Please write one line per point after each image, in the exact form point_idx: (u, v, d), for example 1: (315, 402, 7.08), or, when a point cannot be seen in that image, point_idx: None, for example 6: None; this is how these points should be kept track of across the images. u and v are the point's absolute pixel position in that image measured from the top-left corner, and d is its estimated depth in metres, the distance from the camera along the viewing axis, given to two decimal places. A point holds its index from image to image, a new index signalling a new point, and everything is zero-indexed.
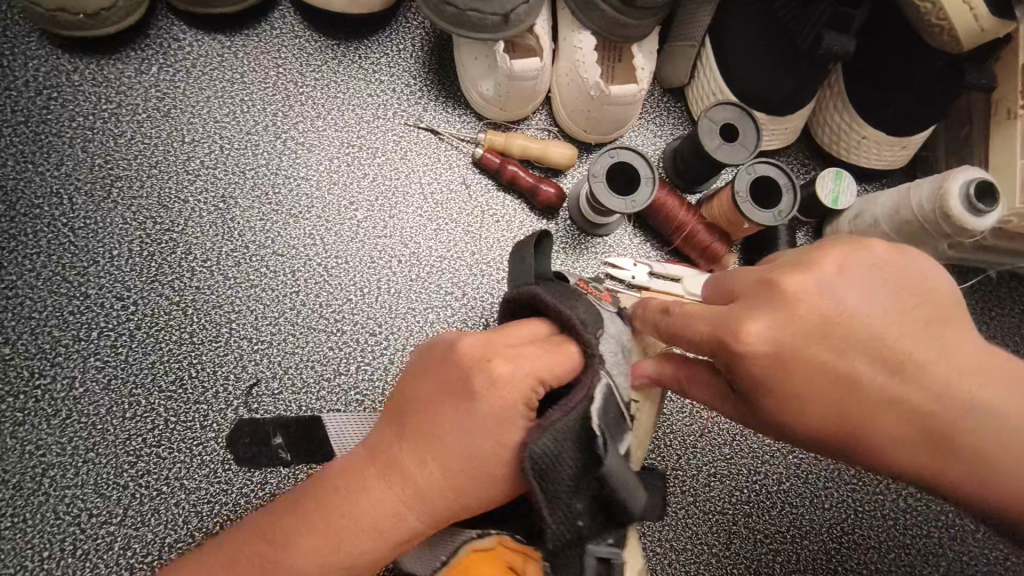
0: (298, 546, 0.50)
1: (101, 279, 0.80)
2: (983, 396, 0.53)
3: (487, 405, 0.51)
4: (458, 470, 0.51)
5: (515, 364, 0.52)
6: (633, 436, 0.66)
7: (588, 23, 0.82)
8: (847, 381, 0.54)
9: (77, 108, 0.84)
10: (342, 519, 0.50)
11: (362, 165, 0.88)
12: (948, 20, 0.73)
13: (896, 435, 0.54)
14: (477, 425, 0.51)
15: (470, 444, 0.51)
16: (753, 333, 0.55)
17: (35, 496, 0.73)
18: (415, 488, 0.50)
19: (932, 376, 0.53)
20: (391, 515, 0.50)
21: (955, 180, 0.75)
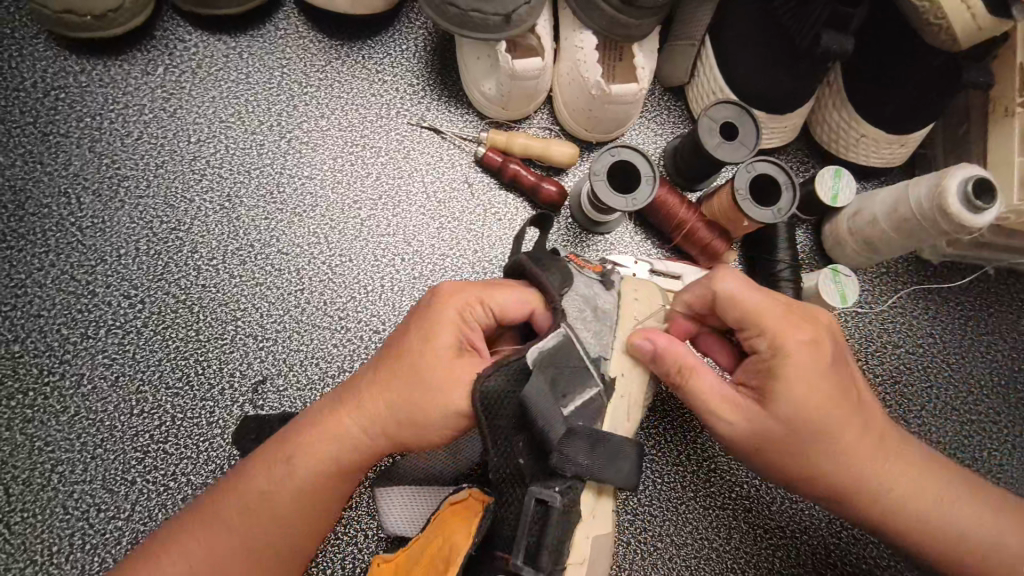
0: (263, 459, 0.62)
1: (108, 278, 0.81)
2: (907, 451, 0.66)
3: (425, 322, 0.63)
4: (418, 379, 0.60)
5: (452, 292, 0.65)
6: (624, 401, 0.69)
7: (589, 22, 0.82)
8: (848, 412, 0.62)
9: (84, 108, 0.85)
10: (304, 431, 0.63)
11: (366, 165, 0.89)
12: (946, 20, 0.74)
13: (855, 466, 0.63)
14: (415, 339, 0.62)
15: (408, 355, 0.62)
16: (806, 348, 0.62)
17: (44, 491, 0.74)
18: (384, 396, 0.61)
19: (880, 426, 0.65)
20: (340, 422, 0.62)
21: (954, 178, 0.76)
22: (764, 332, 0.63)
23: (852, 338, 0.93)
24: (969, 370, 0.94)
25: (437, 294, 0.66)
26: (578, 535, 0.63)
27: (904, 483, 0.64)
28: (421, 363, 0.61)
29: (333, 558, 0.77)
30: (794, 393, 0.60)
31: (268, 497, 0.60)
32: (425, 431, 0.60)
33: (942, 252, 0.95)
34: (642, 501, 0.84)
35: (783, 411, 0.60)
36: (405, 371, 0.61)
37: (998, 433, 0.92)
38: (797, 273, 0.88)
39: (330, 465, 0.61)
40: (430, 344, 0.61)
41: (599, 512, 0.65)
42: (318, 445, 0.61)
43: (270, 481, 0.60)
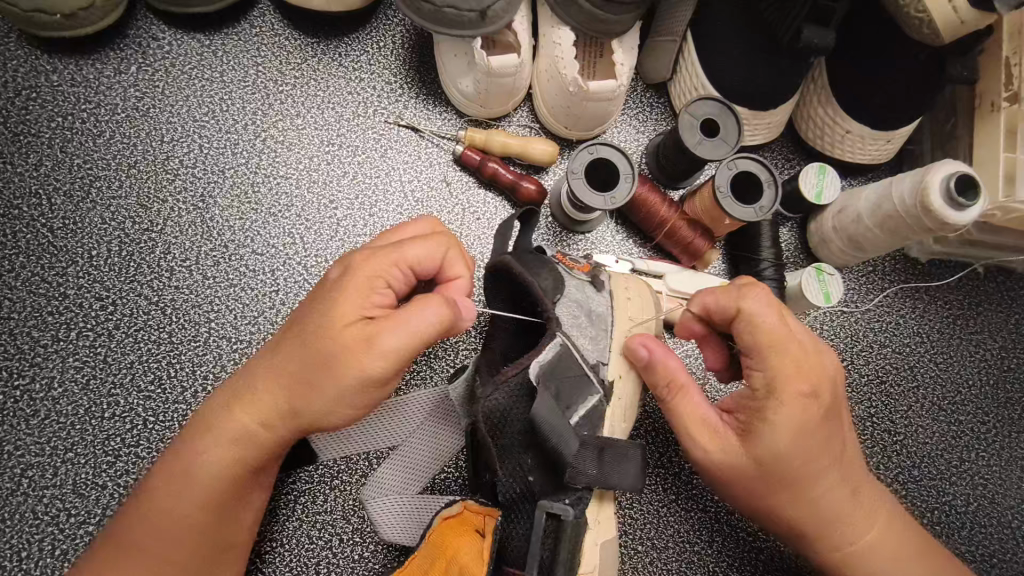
0: (165, 464, 0.61)
1: (80, 280, 0.80)
2: (869, 497, 0.64)
3: (326, 292, 0.60)
4: (318, 361, 0.56)
5: (355, 257, 0.61)
6: (620, 407, 0.69)
7: (567, 19, 0.81)
8: (823, 454, 0.61)
9: (55, 108, 0.84)
10: (200, 427, 0.61)
11: (342, 164, 0.88)
12: (926, 13, 0.73)
13: (814, 504, 0.61)
14: (314, 312, 0.59)
15: (305, 330, 0.58)
16: (797, 388, 0.59)
17: (13, 496, 0.73)
18: (285, 381, 0.58)
19: (851, 472, 0.63)
20: (230, 412, 0.60)
21: (937, 173, 0.75)
22: (768, 371, 0.60)
23: (838, 337, 0.92)
24: (957, 369, 0.93)
25: (343, 260, 0.62)
26: (587, 545, 0.63)
27: (869, 539, 0.64)
28: (318, 338, 0.57)
29: (309, 563, 0.76)
30: (781, 436, 0.59)
31: (170, 505, 0.59)
32: (330, 409, 0.57)
33: (930, 250, 0.94)
34: (624, 504, 0.82)
35: (765, 451, 0.59)
36: (301, 347, 0.58)
37: (986, 433, 0.91)
38: (782, 272, 0.86)
39: (228, 460, 0.59)
40: (326, 314, 0.58)
41: (602, 519, 0.65)
42: (210, 441, 0.59)
43: (169, 485, 0.59)
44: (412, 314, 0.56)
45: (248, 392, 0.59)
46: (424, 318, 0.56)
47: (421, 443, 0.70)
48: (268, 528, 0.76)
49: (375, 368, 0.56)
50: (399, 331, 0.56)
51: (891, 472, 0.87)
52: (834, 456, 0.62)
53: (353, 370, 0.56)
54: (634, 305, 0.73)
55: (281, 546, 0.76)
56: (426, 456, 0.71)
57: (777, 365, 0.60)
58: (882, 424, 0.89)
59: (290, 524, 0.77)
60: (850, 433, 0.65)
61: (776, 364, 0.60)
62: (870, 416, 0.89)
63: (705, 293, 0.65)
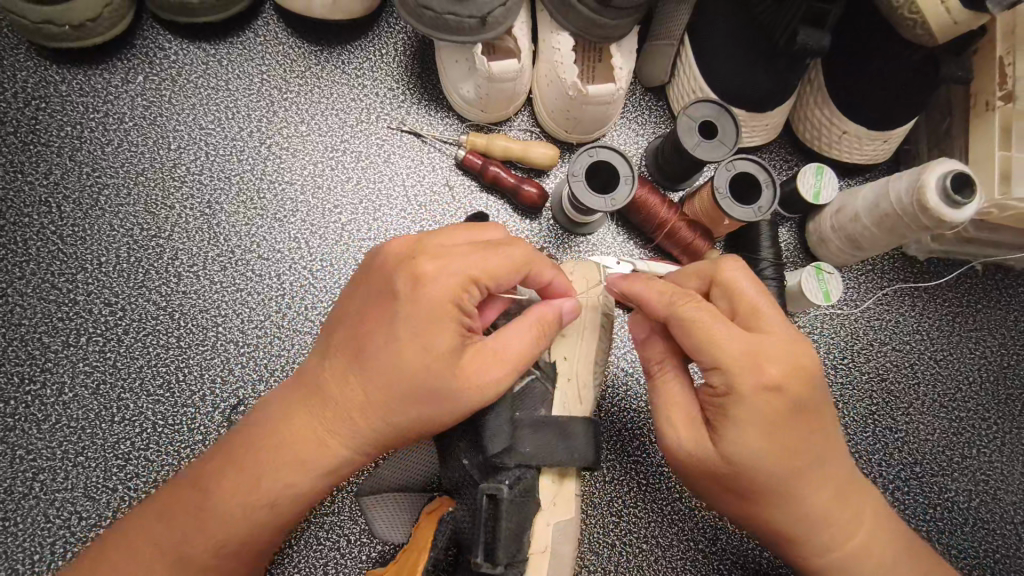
0: (223, 485, 0.59)
1: (89, 286, 0.82)
2: (853, 495, 0.64)
3: (418, 310, 0.57)
4: (391, 370, 0.57)
5: (439, 275, 0.58)
6: (567, 390, 0.74)
7: (567, 24, 0.82)
8: (802, 454, 0.59)
9: (64, 118, 0.86)
10: (270, 452, 0.59)
11: (346, 169, 0.89)
12: (920, 15, 0.74)
13: (795, 507, 0.61)
14: (410, 338, 0.57)
15: (395, 356, 0.57)
16: (761, 384, 0.57)
17: (25, 500, 0.74)
18: (354, 390, 0.59)
19: (835, 471, 0.62)
20: (316, 440, 0.59)
21: (933, 173, 0.75)
22: (723, 366, 0.58)
23: (838, 336, 0.92)
24: (957, 366, 0.93)
25: (421, 273, 0.59)
26: (539, 524, 0.68)
27: (853, 536, 0.63)
28: (423, 370, 0.57)
29: (316, 563, 0.78)
30: (752, 434, 0.58)
31: (241, 530, 0.58)
32: (426, 428, 0.59)
33: (927, 248, 0.94)
34: (626, 502, 0.83)
35: (739, 453, 0.58)
36: (399, 379, 0.57)
37: (987, 429, 0.91)
38: (781, 271, 0.87)
39: (311, 487, 0.60)
40: (427, 346, 0.57)
41: (560, 499, 0.70)
42: (292, 469, 0.59)
43: (244, 512, 0.58)
44: (513, 337, 0.61)
45: (335, 427, 0.59)
46: (528, 345, 0.62)
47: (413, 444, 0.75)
48: None
49: (488, 393, 0.59)
50: (508, 359, 0.60)
51: (893, 469, 0.88)
52: (815, 453, 0.60)
53: (465, 397, 0.58)
54: (576, 280, 0.80)
55: (290, 547, 0.78)
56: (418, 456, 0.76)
57: (744, 362, 0.58)
58: (884, 422, 0.90)
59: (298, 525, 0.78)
60: (834, 425, 0.63)
61: (745, 360, 0.58)
62: (871, 414, 0.90)
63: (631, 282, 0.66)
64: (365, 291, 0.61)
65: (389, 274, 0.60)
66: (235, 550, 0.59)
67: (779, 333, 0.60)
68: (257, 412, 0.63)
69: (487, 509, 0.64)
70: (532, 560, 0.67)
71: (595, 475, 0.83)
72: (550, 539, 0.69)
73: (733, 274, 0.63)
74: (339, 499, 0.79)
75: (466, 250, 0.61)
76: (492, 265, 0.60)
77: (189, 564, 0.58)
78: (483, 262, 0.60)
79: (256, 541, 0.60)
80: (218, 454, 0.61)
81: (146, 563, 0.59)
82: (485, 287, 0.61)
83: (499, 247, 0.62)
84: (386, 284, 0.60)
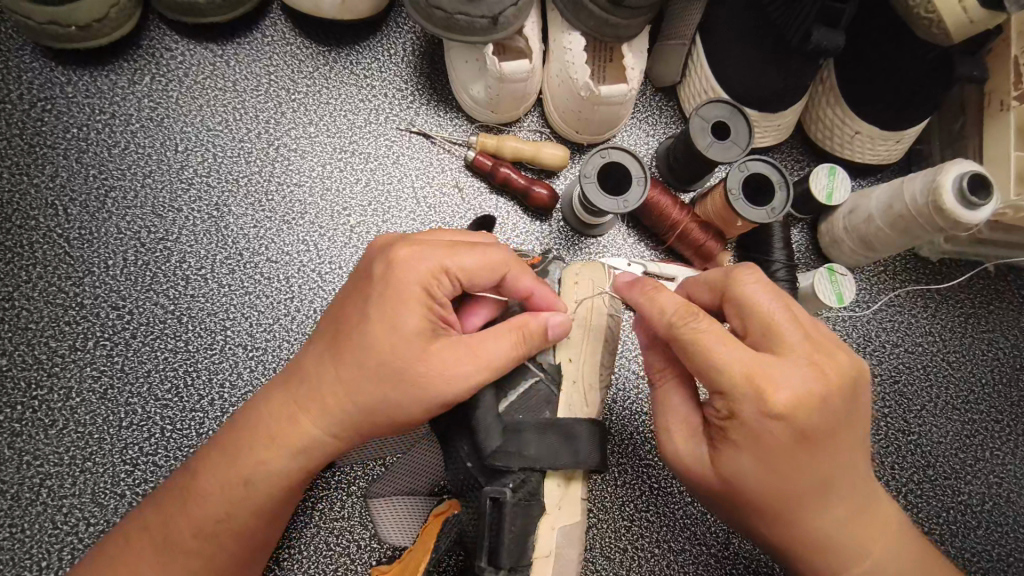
0: (208, 464, 0.61)
1: (96, 289, 0.81)
2: (872, 528, 0.59)
3: (387, 292, 0.58)
4: (359, 357, 0.57)
5: (409, 261, 0.60)
6: (574, 390, 0.73)
7: (578, 24, 0.81)
8: (809, 482, 0.56)
9: (70, 119, 0.85)
10: (250, 435, 0.61)
11: (355, 171, 0.88)
12: (937, 13, 0.74)
13: (800, 534, 0.58)
14: (377, 320, 0.58)
15: (361, 339, 0.58)
16: (762, 410, 0.54)
17: (33, 506, 0.74)
18: (324, 378, 0.59)
19: (851, 501, 0.58)
20: (289, 422, 0.60)
21: (949, 174, 0.75)
22: (721, 387, 0.55)
23: (850, 337, 0.92)
24: (969, 368, 0.93)
25: (393, 259, 0.60)
26: (543, 528, 0.68)
27: (870, 566, 0.59)
28: (386, 351, 0.57)
29: (326, 569, 0.77)
30: (747, 456, 0.55)
31: (219, 511, 0.60)
32: (394, 417, 0.58)
33: (940, 249, 0.94)
34: (638, 507, 0.82)
35: (731, 473, 0.56)
36: (364, 361, 0.57)
37: (1000, 432, 0.91)
38: (793, 273, 0.87)
39: (285, 471, 0.60)
40: (391, 327, 0.57)
41: (565, 503, 0.69)
42: (267, 450, 0.60)
43: (223, 491, 0.60)
44: (488, 336, 0.60)
45: (309, 416, 0.59)
46: (500, 342, 0.60)
47: (428, 450, 0.75)
48: (288, 533, 0.77)
49: (452, 385, 0.57)
50: (476, 352, 0.59)
51: (906, 472, 0.88)
52: (825, 479, 0.56)
53: (427, 385, 0.57)
54: (584, 282, 0.78)
55: (299, 553, 0.77)
56: (430, 462, 0.76)
57: (744, 386, 0.54)
58: (896, 424, 0.89)
59: (308, 530, 0.77)
60: (856, 450, 0.58)
61: (745, 384, 0.54)
62: (884, 416, 0.89)
63: (637, 291, 0.63)
64: (348, 283, 0.63)
65: (368, 264, 0.62)
66: (217, 533, 0.60)
67: (790, 355, 0.55)
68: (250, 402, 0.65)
69: (491, 512, 0.64)
70: (538, 563, 0.67)
71: (607, 479, 0.83)
72: (554, 542, 0.68)
73: (745, 289, 0.58)
74: (348, 504, 0.78)
75: (442, 244, 0.62)
76: (466, 257, 0.61)
77: (176, 546, 0.60)
78: (456, 253, 0.61)
79: (236, 526, 0.61)
80: (211, 442, 0.63)
81: (140, 546, 0.61)
82: (459, 280, 0.61)
83: (475, 244, 0.62)
84: (365, 273, 0.62)
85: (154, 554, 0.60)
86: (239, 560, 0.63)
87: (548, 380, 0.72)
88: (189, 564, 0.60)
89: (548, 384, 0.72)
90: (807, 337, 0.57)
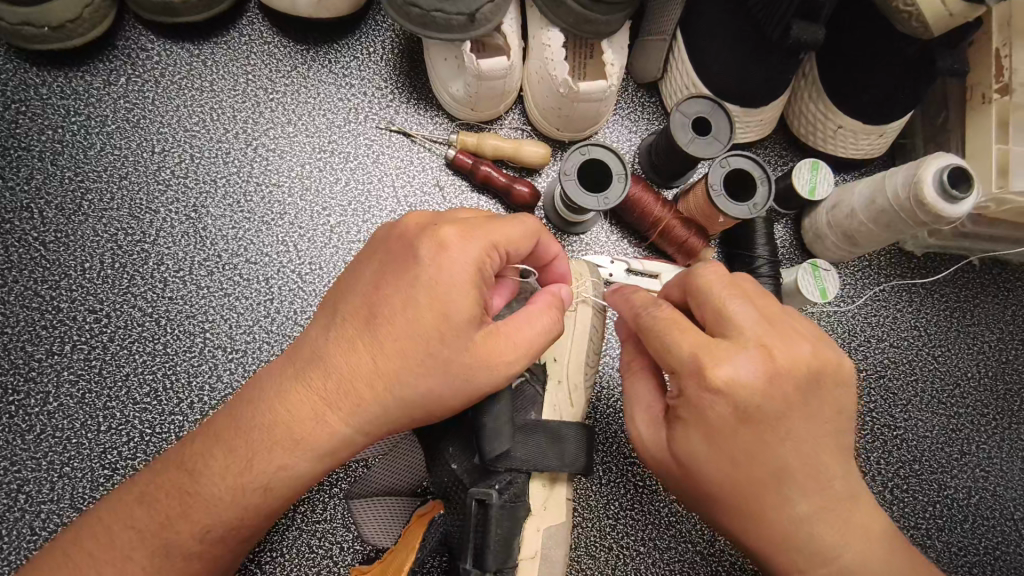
0: (210, 463, 0.57)
1: (73, 293, 0.80)
2: (844, 531, 0.56)
3: (436, 279, 0.55)
4: (404, 343, 0.55)
5: (455, 241, 0.57)
6: (556, 391, 0.74)
7: (556, 20, 0.80)
8: (763, 467, 0.54)
9: (45, 121, 0.84)
10: (264, 430, 0.57)
11: (334, 170, 0.88)
12: (916, 6, 0.73)
13: (763, 528, 0.55)
14: (424, 310, 0.55)
15: (407, 322, 0.55)
16: (705, 384, 0.54)
17: (11, 512, 0.73)
18: (358, 365, 0.56)
19: (818, 498, 0.55)
20: (313, 417, 0.56)
21: (931, 166, 0.74)
22: (669, 364, 0.56)
23: (836, 332, 0.91)
24: (955, 362, 0.92)
25: (442, 241, 0.57)
26: (529, 530, 0.68)
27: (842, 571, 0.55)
28: (435, 339, 0.55)
29: (308, 572, 0.76)
30: (695, 436, 0.55)
31: (228, 514, 0.57)
32: (432, 410, 0.57)
33: (925, 243, 0.93)
34: (623, 505, 0.82)
35: (683, 453, 0.55)
36: (407, 354, 0.55)
37: (986, 425, 0.91)
38: (777, 269, 0.86)
39: (304, 470, 0.57)
40: (442, 313, 0.55)
41: (551, 503, 0.69)
42: (285, 446, 0.56)
43: (233, 493, 0.56)
44: (527, 319, 0.59)
45: (335, 405, 0.56)
46: (543, 327, 0.60)
47: (414, 444, 0.74)
48: (269, 536, 0.76)
49: (497, 376, 0.57)
50: (522, 339, 0.58)
51: (892, 467, 0.87)
52: (783, 467, 0.54)
53: (477, 373, 0.56)
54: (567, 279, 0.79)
55: (281, 556, 0.76)
56: (413, 459, 0.75)
57: (688, 364, 0.54)
58: (882, 419, 0.89)
59: (290, 533, 0.77)
60: (823, 443, 0.56)
61: (685, 360, 0.55)
62: (870, 411, 0.89)
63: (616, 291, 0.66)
64: (376, 263, 0.59)
65: (410, 242, 0.58)
66: (218, 536, 0.58)
67: (739, 339, 0.55)
68: (253, 389, 0.60)
69: (476, 514, 0.63)
70: (522, 566, 0.67)
71: (592, 479, 0.82)
72: (540, 544, 0.68)
73: (704, 279, 0.58)
74: (330, 506, 0.78)
75: (482, 218, 0.59)
76: (508, 235, 0.59)
77: (172, 550, 0.57)
78: (501, 232, 0.59)
79: (239, 527, 0.58)
80: (210, 435, 0.59)
81: (124, 545, 0.57)
82: (502, 256, 0.59)
83: (513, 216, 0.61)
84: (405, 252, 0.58)
85: (147, 558, 0.57)
86: (232, 557, 0.61)
87: (530, 380, 0.72)
88: (189, 566, 0.58)
89: (532, 384, 0.72)
90: (764, 323, 0.56)
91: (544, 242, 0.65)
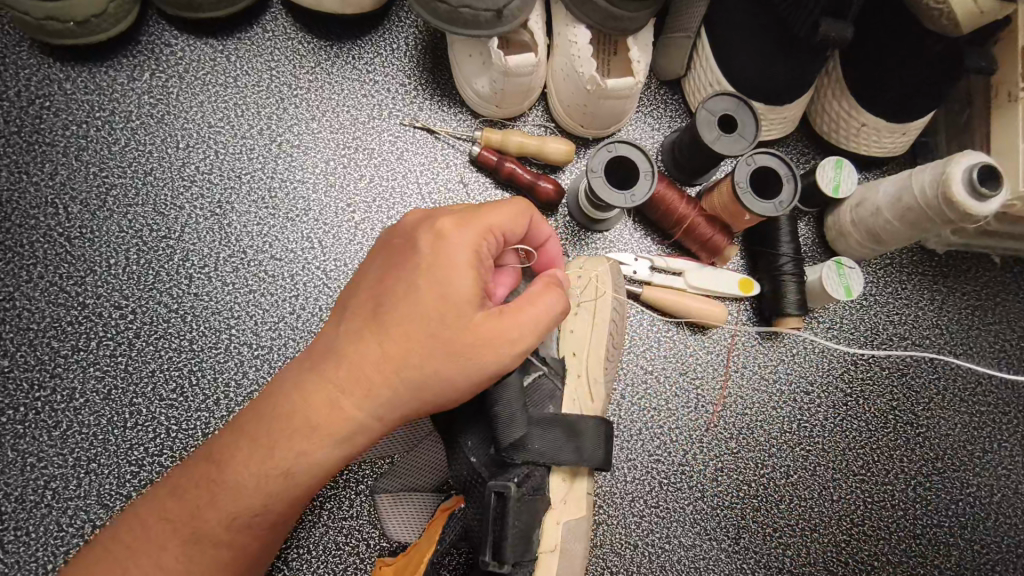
0: (239, 456, 0.56)
1: (98, 288, 0.80)
2: None
3: (436, 264, 0.56)
4: (410, 326, 0.55)
5: (453, 225, 0.58)
6: (581, 387, 0.74)
7: (584, 17, 0.80)
8: None
9: (69, 116, 0.84)
10: (282, 421, 0.57)
11: (359, 167, 0.87)
12: (946, 4, 0.72)
13: None
14: (427, 293, 0.56)
15: (412, 306, 0.56)
16: None
17: (38, 508, 0.73)
18: (366, 351, 0.56)
19: None
20: (329, 407, 0.56)
21: (959, 165, 0.74)
22: None
23: (858, 330, 0.91)
24: (976, 360, 0.93)
25: (440, 229, 0.57)
26: (549, 523, 0.68)
27: None
28: (441, 320, 0.55)
29: (334, 569, 0.76)
30: None
31: (257, 504, 0.56)
32: (443, 392, 0.56)
33: (948, 241, 0.93)
34: (647, 503, 0.82)
35: None
36: (413, 337, 0.55)
37: (1008, 424, 0.91)
38: (800, 267, 0.86)
39: (326, 457, 0.56)
40: (445, 293, 0.55)
41: (570, 498, 0.70)
42: (307, 436, 0.56)
43: (258, 481, 0.56)
44: (530, 298, 0.59)
45: (348, 394, 0.56)
46: (546, 304, 0.59)
47: (435, 443, 0.74)
48: (294, 534, 0.76)
49: (505, 354, 0.57)
50: (527, 317, 0.58)
51: (914, 464, 0.88)
52: None
53: (482, 351, 0.56)
54: (588, 275, 0.79)
55: (307, 553, 0.76)
56: (434, 458, 0.74)
57: None
58: (904, 417, 0.89)
59: (316, 530, 0.77)
60: None
61: None
62: (892, 409, 0.89)
63: None
64: (380, 258, 0.60)
65: (409, 235, 0.59)
66: (248, 527, 0.58)
67: None
68: (271, 384, 0.60)
69: (496, 507, 0.62)
70: (542, 559, 0.67)
71: (614, 476, 0.82)
72: (560, 537, 0.69)
73: None
74: (355, 503, 0.78)
75: (478, 206, 0.60)
76: (505, 219, 0.60)
77: (206, 539, 0.57)
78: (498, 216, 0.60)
79: (268, 518, 0.58)
80: (233, 430, 0.58)
81: (159, 536, 0.57)
82: (500, 241, 0.60)
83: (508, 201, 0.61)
84: (405, 245, 0.59)
85: (179, 547, 0.57)
86: (263, 546, 0.61)
87: (551, 375, 0.72)
88: (221, 555, 0.57)
89: (552, 379, 0.72)
90: None
91: (537, 225, 0.66)
